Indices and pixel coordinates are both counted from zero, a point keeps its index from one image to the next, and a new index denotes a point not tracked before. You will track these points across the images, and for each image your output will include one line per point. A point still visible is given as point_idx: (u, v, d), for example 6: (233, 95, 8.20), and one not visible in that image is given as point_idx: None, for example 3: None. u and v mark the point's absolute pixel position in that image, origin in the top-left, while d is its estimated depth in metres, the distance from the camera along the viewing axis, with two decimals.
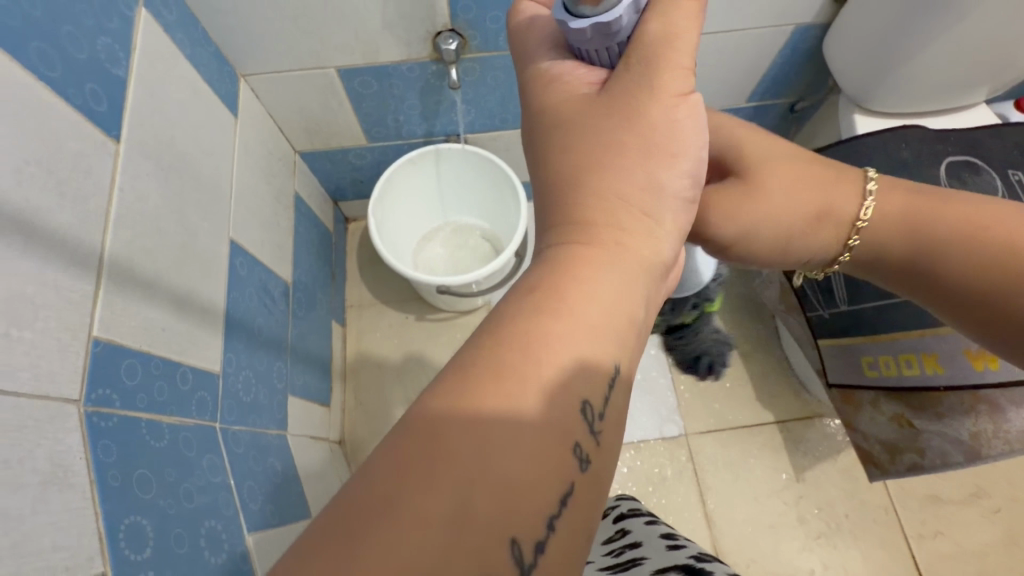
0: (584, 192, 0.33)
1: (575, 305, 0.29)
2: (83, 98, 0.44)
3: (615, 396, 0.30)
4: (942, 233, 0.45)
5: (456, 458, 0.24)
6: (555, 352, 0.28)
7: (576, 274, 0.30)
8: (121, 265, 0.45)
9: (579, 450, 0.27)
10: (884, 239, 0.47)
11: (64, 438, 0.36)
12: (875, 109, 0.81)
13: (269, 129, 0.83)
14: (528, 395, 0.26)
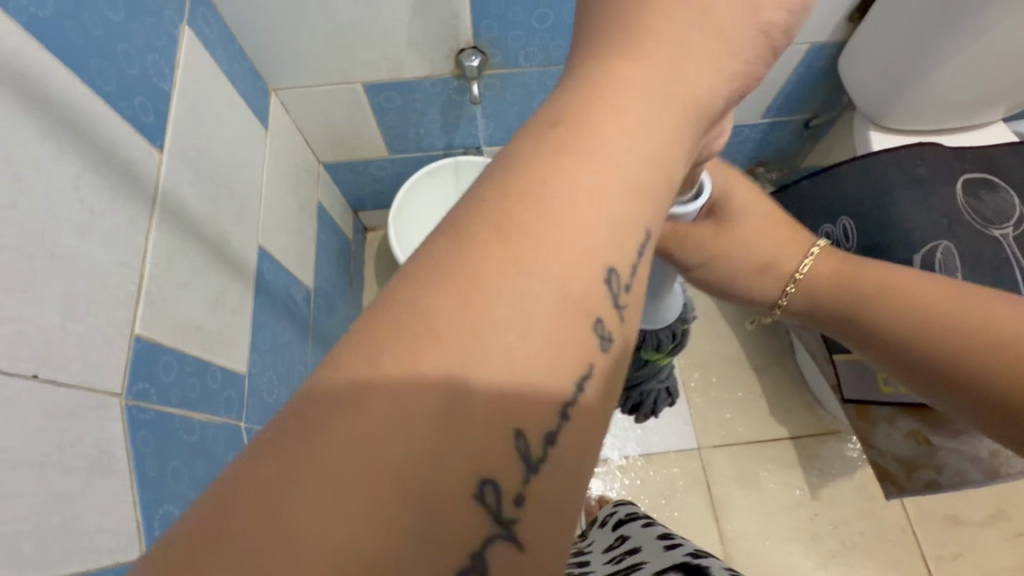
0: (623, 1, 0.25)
1: (608, 139, 0.22)
2: (133, 110, 0.47)
3: (644, 266, 0.23)
4: (872, 297, 0.47)
5: (443, 337, 0.19)
6: (578, 202, 0.21)
7: (611, 97, 0.23)
8: (162, 266, 0.48)
9: (605, 326, 0.21)
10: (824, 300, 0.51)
11: (108, 428, 0.38)
12: (891, 125, 0.81)
13: (296, 140, 0.86)
14: (540, 257, 0.20)
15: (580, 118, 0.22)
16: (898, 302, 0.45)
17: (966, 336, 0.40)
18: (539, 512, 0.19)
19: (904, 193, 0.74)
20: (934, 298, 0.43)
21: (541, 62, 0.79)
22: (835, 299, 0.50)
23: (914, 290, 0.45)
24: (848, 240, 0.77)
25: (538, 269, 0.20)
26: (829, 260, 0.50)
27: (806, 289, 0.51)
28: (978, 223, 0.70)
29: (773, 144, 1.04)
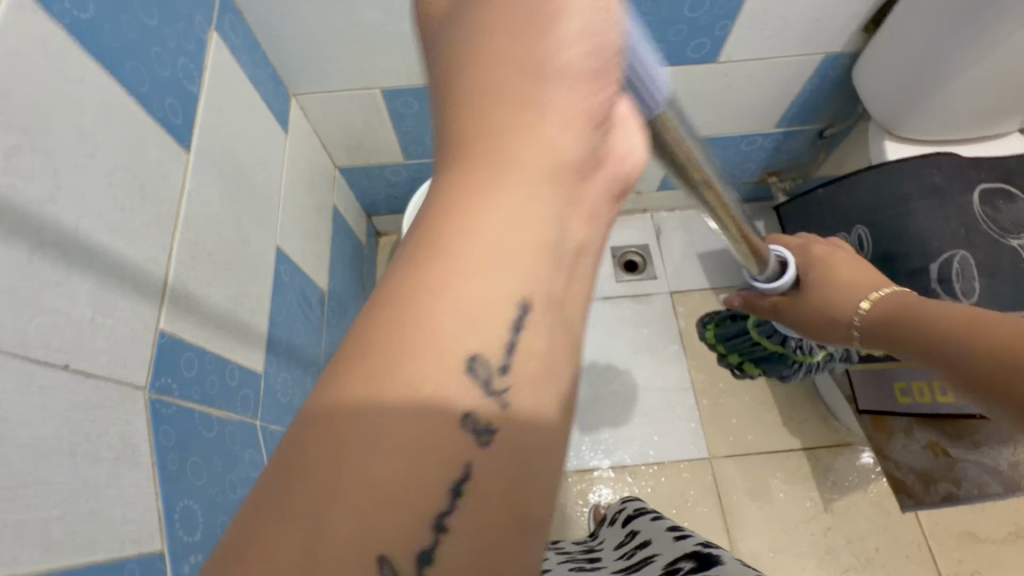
0: (470, 110, 0.24)
1: (461, 252, 0.23)
2: (163, 111, 0.48)
3: (526, 339, 0.23)
4: (907, 321, 0.45)
5: (306, 485, 0.19)
6: (434, 322, 0.22)
7: (459, 212, 0.23)
8: (186, 263, 0.49)
9: (474, 420, 0.22)
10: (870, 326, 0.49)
11: (134, 420, 0.39)
12: (905, 136, 0.81)
13: (314, 145, 0.87)
14: (398, 386, 0.20)
15: (467, 203, 0.23)
16: (931, 322, 0.42)
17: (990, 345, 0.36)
18: (476, 547, 0.21)
19: (921, 203, 0.73)
20: (970, 316, 0.40)
21: None
22: (880, 326, 0.48)
23: (948, 310, 0.42)
24: (863, 249, 0.77)
25: (442, 344, 0.22)
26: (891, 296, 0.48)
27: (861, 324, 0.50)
28: (996, 233, 0.70)
29: (785, 154, 1.05)
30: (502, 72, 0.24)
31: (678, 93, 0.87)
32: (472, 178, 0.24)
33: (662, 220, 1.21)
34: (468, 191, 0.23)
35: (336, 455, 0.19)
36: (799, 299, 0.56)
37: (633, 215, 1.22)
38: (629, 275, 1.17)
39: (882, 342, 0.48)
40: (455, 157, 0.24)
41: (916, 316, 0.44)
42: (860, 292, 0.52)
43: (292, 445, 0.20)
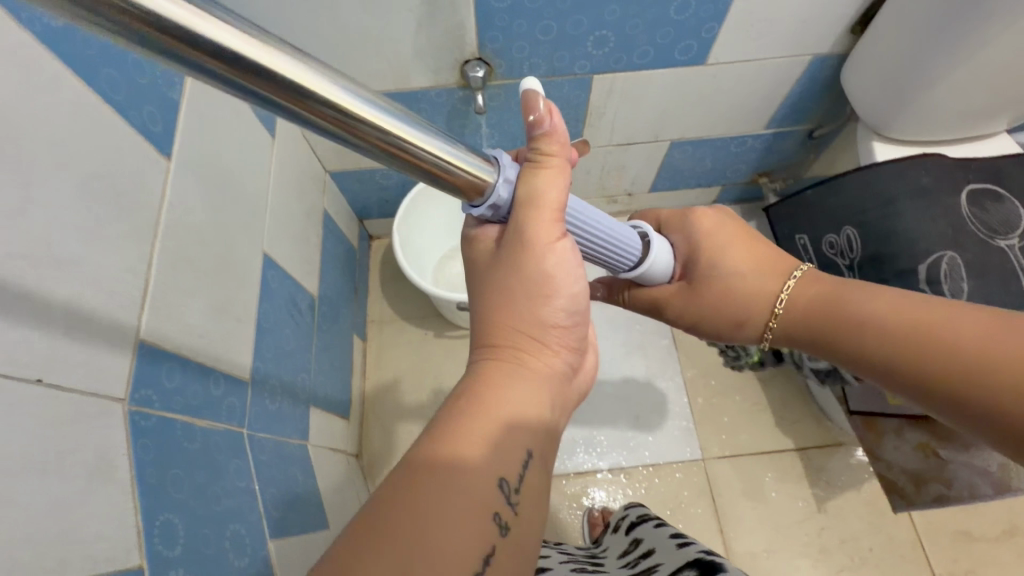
0: (499, 319, 0.39)
1: (495, 410, 0.35)
2: (142, 119, 0.48)
3: (528, 474, 0.35)
4: (879, 330, 0.42)
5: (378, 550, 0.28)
6: (473, 442, 0.33)
7: (492, 383, 0.36)
8: (166, 272, 0.48)
9: (499, 517, 0.32)
10: (822, 330, 0.46)
11: (110, 434, 0.38)
12: (894, 136, 0.82)
13: (303, 149, 0.87)
14: (458, 479, 0.32)
15: (498, 381, 0.36)
16: (909, 334, 0.40)
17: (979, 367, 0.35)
18: None
19: (910, 203, 0.73)
20: (942, 325, 0.38)
21: (546, 73, 0.80)
22: (837, 332, 0.45)
23: (922, 313, 0.40)
24: (853, 250, 0.77)
25: (481, 467, 0.33)
26: (809, 286, 0.48)
27: (777, 319, 0.50)
28: (984, 234, 0.70)
29: (777, 154, 1.05)
30: (524, 295, 0.39)
31: (667, 95, 0.87)
32: (499, 362, 0.38)
33: None
34: (497, 365, 0.38)
35: (429, 494, 0.30)
36: (698, 289, 0.51)
37: (626, 216, 1.22)
38: None
39: (830, 347, 0.46)
40: (489, 349, 0.39)
41: (886, 324, 0.42)
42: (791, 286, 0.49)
43: (373, 517, 0.30)
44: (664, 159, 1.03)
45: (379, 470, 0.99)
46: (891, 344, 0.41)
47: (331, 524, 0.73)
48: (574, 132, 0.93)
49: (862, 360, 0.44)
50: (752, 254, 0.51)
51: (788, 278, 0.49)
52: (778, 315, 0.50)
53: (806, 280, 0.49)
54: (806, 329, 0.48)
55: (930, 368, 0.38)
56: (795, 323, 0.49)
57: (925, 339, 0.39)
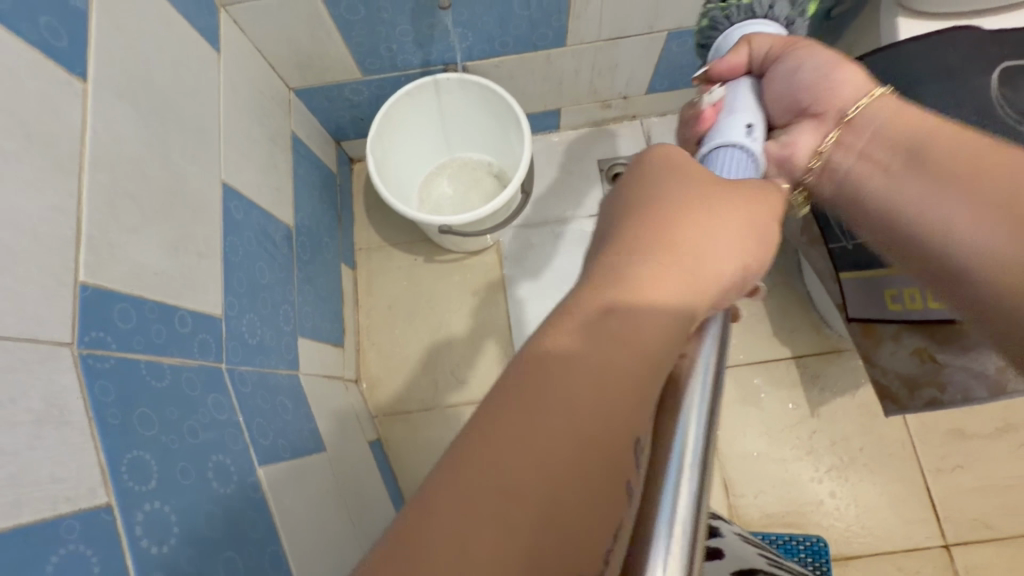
0: (647, 222, 0.35)
1: (642, 278, 0.32)
2: (40, 33, 0.42)
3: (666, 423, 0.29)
4: (991, 193, 0.38)
5: (524, 415, 0.25)
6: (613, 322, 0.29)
7: (640, 266, 0.32)
8: (102, 210, 0.45)
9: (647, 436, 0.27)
10: (939, 150, 0.43)
11: (58, 378, 0.37)
12: (923, 9, 0.71)
13: (258, 64, 0.79)
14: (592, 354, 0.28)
15: (642, 254, 0.33)
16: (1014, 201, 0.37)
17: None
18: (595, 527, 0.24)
19: (930, 88, 0.65)
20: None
21: None
22: (953, 163, 0.42)
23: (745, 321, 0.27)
24: None
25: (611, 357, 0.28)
26: (889, 104, 0.48)
27: (860, 140, 0.49)
28: (1013, 120, 0.62)
29: None
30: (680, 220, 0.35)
31: None
32: (645, 250, 0.33)
33: (653, 126, 1.12)
34: (648, 248, 0.33)
35: (547, 393, 0.26)
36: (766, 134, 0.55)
37: (623, 121, 1.13)
38: None
39: (933, 175, 0.43)
40: (629, 244, 0.34)
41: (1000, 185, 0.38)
42: (895, 115, 0.48)
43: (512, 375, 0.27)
44: (661, 53, 0.92)
45: (380, 393, 1.03)
46: (985, 195, 0.38)
47: (327, 446, 0.75)
48: (558, 25, 0.83)
49: (935, 209, 0.42)
50: (845, 73, 0.50)
51: (869, 94, 0.49)
52: (867, 144, 0.48)
53: (890, 103, 0.48)
54: (927, 160, 0.44)
55: (969, 235, 0.39)
56: (910, 153, 0.45)
57: (1007, 204, 0.37)
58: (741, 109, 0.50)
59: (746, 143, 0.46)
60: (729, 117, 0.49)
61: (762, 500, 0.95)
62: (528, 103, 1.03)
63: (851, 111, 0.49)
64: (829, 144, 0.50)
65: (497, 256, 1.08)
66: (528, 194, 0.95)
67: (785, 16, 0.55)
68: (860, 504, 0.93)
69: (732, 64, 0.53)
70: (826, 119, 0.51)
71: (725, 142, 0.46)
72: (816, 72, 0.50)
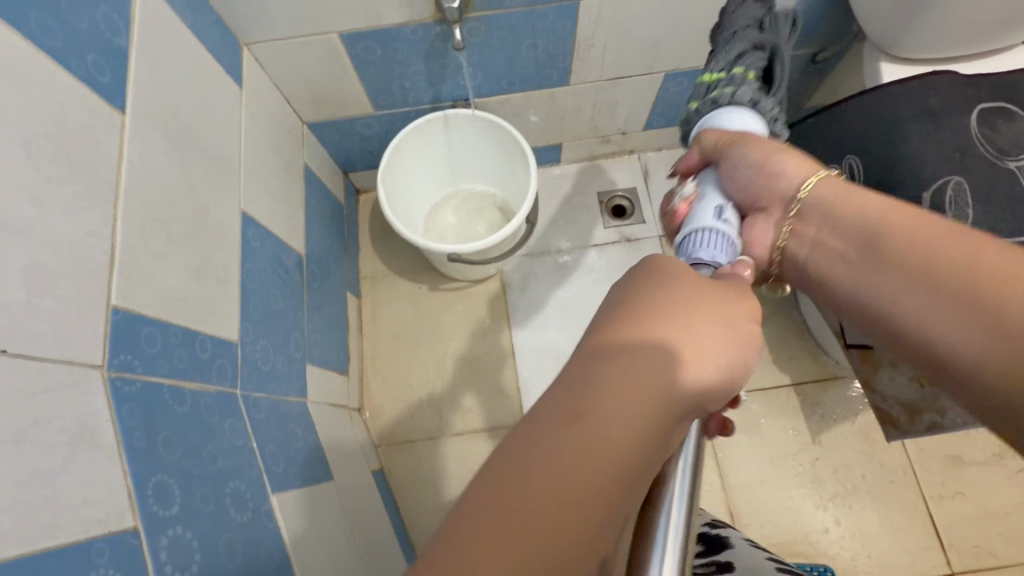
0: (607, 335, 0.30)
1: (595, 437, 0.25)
2: (86, 68, 0.45)
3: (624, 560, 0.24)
4: (958, 300, 0.37)
5: None
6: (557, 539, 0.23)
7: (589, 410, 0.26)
8: (134, 235, 0.46)
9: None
10: (899, 239, 0.43)
11: (89, 400, 0.38)
12: (903, 56, 0.77)
13: (275, 99, 0.82)
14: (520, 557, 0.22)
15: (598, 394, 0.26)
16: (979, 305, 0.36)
17: (1013, 366, 0.34)
18: None
19: (916, 128, 0.70)
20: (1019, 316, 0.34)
21: (526, 2, 0.74)
22: (914, 259, 0.41)
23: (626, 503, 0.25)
24: (854, 179, 0.72)
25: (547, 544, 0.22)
26: (830, 185, 0.50)
27: (812, 226, 0.51)
28: (993, 155, 0.67)
29: None
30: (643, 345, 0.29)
31: (659, 23, 0.81)
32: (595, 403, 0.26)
33: (651, 160, 1.16)
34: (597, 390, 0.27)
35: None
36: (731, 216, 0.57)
37: (622, 156, 1.17)
38: (618, 220, 1.13)
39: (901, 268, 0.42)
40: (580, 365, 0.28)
41: (964, 286, 0.37)
42: (842, 198, 0.49)
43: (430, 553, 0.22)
44: (658, 93, 0.97)
45: (383, 422, 1.02)
46: (948, 297, 0.38)
47: (335, 476, 0.74)
48: (562, 67, 0.88)
49: (904, 303, 0.42)
50: (781, 160, 0.51)
51: (813, 175, 0.51)
52: (819, 226, 0.50)
53: (832, 183, 0.50)
54: (881, 245, 0.44)
55: (939, 329, 0.38)
56: (873, 244, 0.45)
57: (974, 304, 0.36)
58: (711, 198, 0.51)
59: (720, 229, 0.47)
60: (699, 204, 0.50)
61: (768, 530, 0.94)
62: (531, 138, 1.07)
63: (798, 198, 0.51)
64: (787, 233, 0.53)
65: (501, 285, 1.10)
66: (532, 225, 0.98)
67: (750, 99, 0.55)
68: (864, 533, 0.93)
69: (687, 165, 0.56)
70: (775, 211, 0.53)
71: (693, 227, 0.47)
72: (754, 169, 0.51)
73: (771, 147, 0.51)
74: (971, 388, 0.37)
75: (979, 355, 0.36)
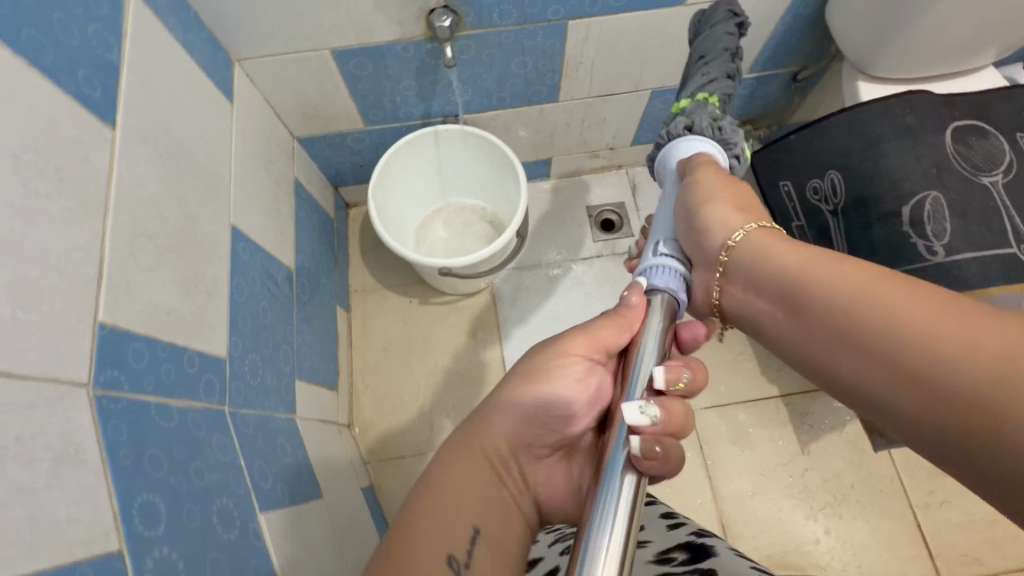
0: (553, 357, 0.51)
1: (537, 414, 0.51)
2: (77, 84, 0.45)
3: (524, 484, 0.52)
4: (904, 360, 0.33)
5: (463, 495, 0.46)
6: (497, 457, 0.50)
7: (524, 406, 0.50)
8: (123, 249, 0.46)
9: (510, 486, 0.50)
10: (823, 288, 0.39)
11: (73, 418, 0.37)
12: (879, 75, 0.80)
13: (266, 114, 0.82)
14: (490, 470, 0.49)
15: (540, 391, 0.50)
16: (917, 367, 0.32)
17: (969, 414, 0.29)
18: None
19: (895, 144, 0.72)
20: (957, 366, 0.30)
21: (516, 21, 0.76)
22: (841, 315, 0.37)
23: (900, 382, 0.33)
24: (836, 194, 0.74)
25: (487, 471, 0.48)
26: (762, 238, 0.45)
27: (736, 286, 0.46)
28: (968, 170, 0.69)
29: (760, 100, 0.99)
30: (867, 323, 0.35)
31: (645, 42, 0.83)
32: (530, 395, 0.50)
33: (639, 174, 1.18)
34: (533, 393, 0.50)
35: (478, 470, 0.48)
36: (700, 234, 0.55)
37: (610, 170, 1.19)
38: (607, 233, 1.14)
39: (827, 327, 0.38)
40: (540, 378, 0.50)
41: (891, 342, 0.34)
42: (763, 251, 0.44)
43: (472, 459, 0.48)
44: (645, 110, 0.99)
45: (373, 437, 1.01)
46: (882, 354, 0.34)
47: (324, 492, 0.73)
48: (551, 84, 0.90)
49: (846, 365, 0.37)
50: (709, 215, 0.49)
51: (738, 231, 0.47)
52: (742, 285, 0.46)
53: (758, 232, 0.46)
54: (803, 305, 0.40)
55: (892, 392, 0.33)
56: (796, 302, 0.41)
57: (904, 356, 0.33)
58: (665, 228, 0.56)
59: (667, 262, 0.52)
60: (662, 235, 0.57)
61: (760, 542, 0.94)
62: (521, 152, 1.08)
63: (723, 259, 0.47)
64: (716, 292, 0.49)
65: (491, 298, 1.10)
66: (523, 239, 0.99)
67: (683, 127, 0.58)
68: (854, 543, 0.94)
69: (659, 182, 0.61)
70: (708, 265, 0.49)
71: (648, 262, 0.52)
72: (688, 222, 0.51)
73: (705, 198, 0.50)
74: (941, 447, 0.31)
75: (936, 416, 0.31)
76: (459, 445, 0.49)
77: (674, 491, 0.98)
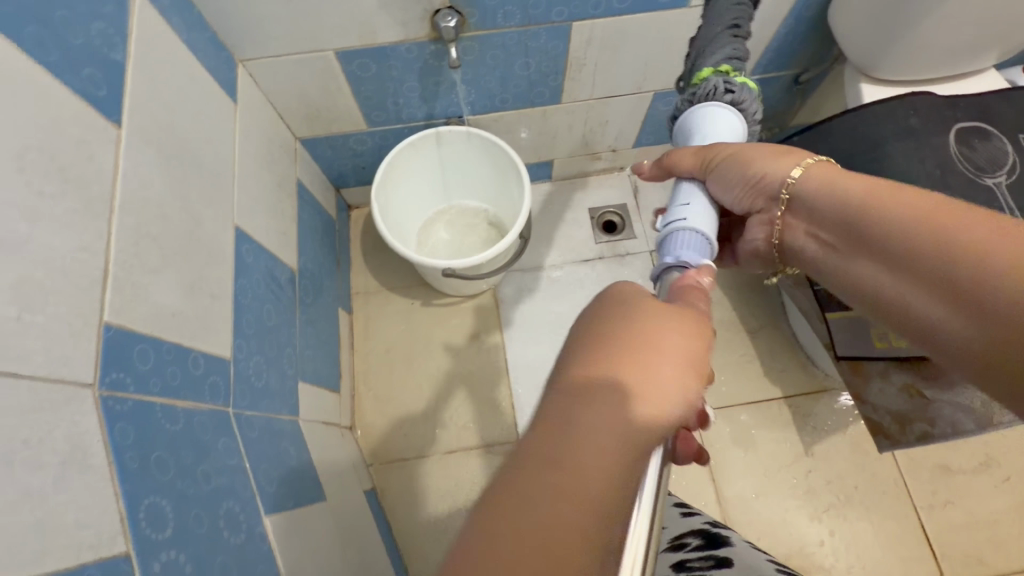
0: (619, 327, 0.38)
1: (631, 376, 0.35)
2: (83, 84, 0.44)
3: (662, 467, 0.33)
4: (960, 283, 0.35)
5: (544, 481, 0.29)
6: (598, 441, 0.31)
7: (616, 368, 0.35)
8: (128, 250, 0.46)
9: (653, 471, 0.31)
10: (885, 217, 0.40)
11: (79, 420, 0.37)
12: (881, 77, 0.80)
13: (269, 115, 0.82)
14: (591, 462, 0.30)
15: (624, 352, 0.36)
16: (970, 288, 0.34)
17: (1011, 333, 0.32)
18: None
19: (899, 145, 0.72)
20: (994, 290, 0.33)
21: (520, 22, 0.76)
22: (904, 248, 0.39)
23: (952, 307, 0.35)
24: None
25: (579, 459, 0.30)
26: (822, 173, 0.47)
27: (798, 221, 0.49)
28: (971, 172, 0.69)
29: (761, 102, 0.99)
30: (926, 248, 0.37)
31: (648, 44, 0.83)
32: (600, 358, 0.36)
33: (640, 176, 1.18)
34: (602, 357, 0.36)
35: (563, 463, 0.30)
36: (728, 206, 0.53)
37: (612, 172, 1.19)
38: (609, 235, 1.14)
39: (885, 253, 0.40)
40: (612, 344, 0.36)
41: (949, 266, 0.35)
42: (826, 186, 0.46)
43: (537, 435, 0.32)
44: (648, 111, 1.00)
45: (376, 439, 1.00)
46: (939, 284, 0.36)
47: (328, 495, 0.72)
48: (554, 85, 0.90)
49: (904, 291, 0.39)
50: (761, 165, 0.50)
51: (803, 163, 0.49)
52: (802, 221, 0.49)
53: (826, 169, 0.47)
54: (857, 234, 0.43)
55: (943, 312, 0.36)
56: (853, 231, 0.43)
57: (959, 278, 0.35)
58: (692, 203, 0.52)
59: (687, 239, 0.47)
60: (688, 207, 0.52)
61: (765, 544, 0.94)
62: (523, 154, 1.08)
63: (784, 193, 0.50)
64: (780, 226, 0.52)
65: (494, 300, 1.10)
66: (526, 241, 0.98)
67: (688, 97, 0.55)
68: (859, 544, 0.93)
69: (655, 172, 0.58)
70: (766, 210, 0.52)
71: (669, 225, 0.49)
72: (739, 184, 0.51)
73: (743, 159, 0.50)
74: (984, 364, 0.34)
75: (981, 336, 0.33)
76: (557, 424, 0.32)
77: (678, 493, 0.98)
